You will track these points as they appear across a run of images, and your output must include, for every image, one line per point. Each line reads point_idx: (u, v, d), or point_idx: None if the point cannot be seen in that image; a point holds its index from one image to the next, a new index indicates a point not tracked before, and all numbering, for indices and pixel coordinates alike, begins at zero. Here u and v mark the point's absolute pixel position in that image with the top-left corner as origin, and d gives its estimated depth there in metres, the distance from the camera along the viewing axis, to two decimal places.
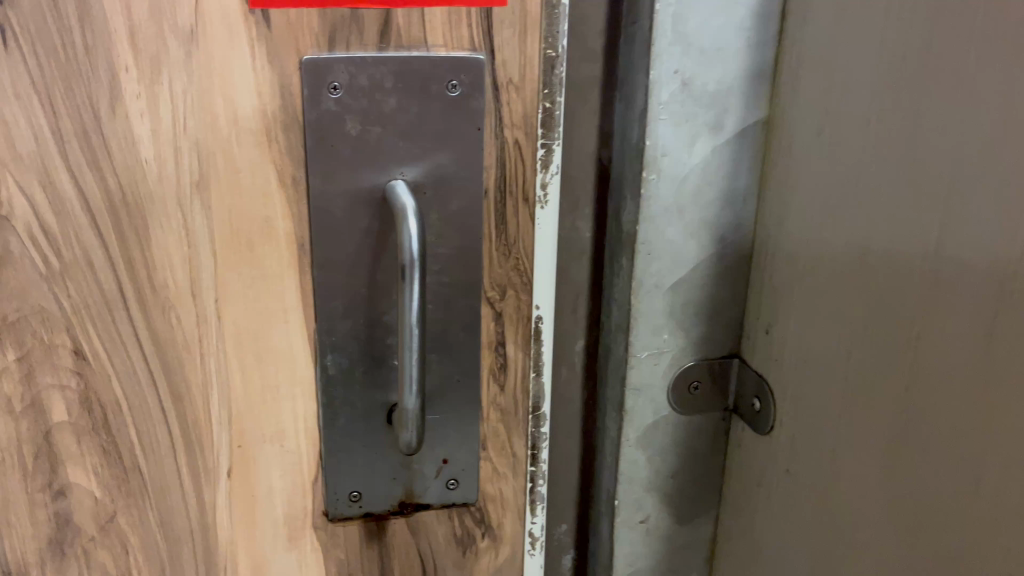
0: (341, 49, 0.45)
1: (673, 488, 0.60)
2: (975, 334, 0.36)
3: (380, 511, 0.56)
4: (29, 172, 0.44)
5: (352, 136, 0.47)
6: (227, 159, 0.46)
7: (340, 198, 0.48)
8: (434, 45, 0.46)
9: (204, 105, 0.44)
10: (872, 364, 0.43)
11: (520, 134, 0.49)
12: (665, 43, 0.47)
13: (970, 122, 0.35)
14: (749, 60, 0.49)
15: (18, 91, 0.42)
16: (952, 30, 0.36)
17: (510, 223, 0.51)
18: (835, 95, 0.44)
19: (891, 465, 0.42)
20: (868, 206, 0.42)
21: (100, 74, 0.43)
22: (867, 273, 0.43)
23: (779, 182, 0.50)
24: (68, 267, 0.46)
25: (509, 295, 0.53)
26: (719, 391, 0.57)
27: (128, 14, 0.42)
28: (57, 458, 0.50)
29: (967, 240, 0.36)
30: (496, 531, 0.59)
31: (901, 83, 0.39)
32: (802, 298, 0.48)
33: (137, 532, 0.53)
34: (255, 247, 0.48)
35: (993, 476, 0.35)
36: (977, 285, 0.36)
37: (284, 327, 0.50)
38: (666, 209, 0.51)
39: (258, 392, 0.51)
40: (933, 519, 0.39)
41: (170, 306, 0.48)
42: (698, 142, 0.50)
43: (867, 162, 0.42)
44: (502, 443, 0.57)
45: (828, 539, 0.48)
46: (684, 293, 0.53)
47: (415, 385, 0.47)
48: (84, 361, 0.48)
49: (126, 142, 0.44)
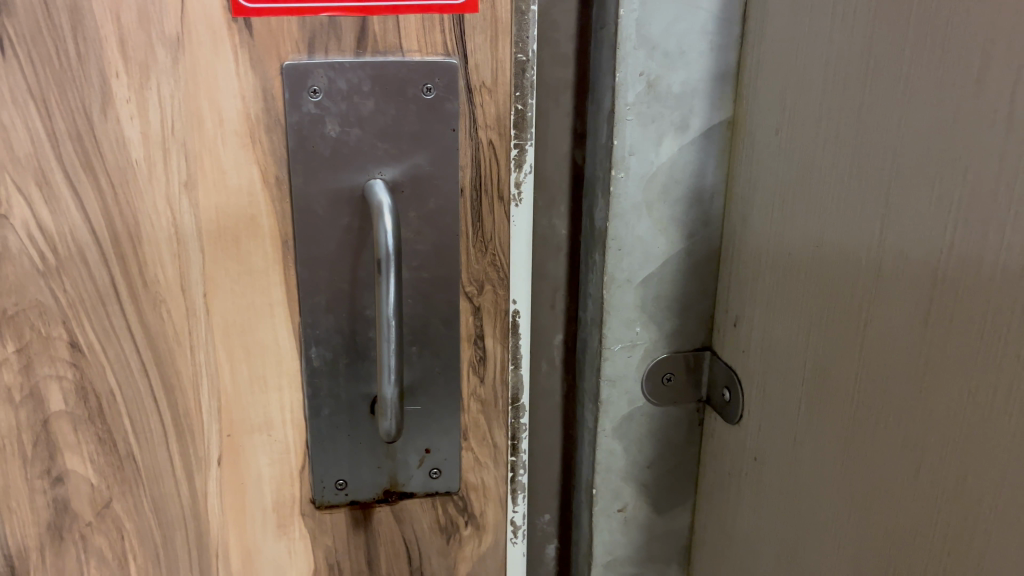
0: (320, 55, 0.47)
1: (650, 479, 0.61)
2: (912, 321, 0.38)
3: (366, 499, 0.58)
4: (26, 172, 0.46)
5: (332, 138, 0.49)
6: (213, 159, 0.48)
7: (321, 196, 0.50)
8: (409, 51, 0.48)
9: (191, 108, 0.47)
10: (826, 352, 0.45)
11: (494, 135, 0.51)
12: (629, 47, 0.49)
13: (904, 118, 0.37)
14: (712, 63, 0.51)
15: (15, 96, 0.45)
16: (888, 31, 0.38)
17: (486, 220, 0.53)
18: (790, 95, 0.46)
19: (845, 449, 0.44)
20: (821, 201, 0.44)
21: (92, 80, 0.45)
22: (821, 265, 0.44)
23: (743, 180, 0.52)
24: (64, 263, 0.49)
25: (487, 290, 0.55)
26: (692, 383, 0.59)
27: (118, 22, 0.45)
28: (54, 446, 0.52)
29: (905, 232, 0.38)
30: (479, 519, 0.61)
31: (847, 83, 0.41)
32: (765, 290, 0.50)
33: (132, 518, 0.55)
34: (241, 244, 0.50)
35: (931, 457, 0.37)
36: (912, 274, 0.38)
37: (270, 320, 0.53)
38: (635, 206, 0.53)
39: (246, 383, 0.54)
40: (881, 501, 0.41)
41: (161, 300, 0.51)
42: (665, 142, 0.52)
43: (819, 159, 0.44)
44: (483, 434, 0.59)
45: (791, 524, 0.49)
46: (655, 287, 0.56)
47: (393, 375, 0.49)
48: (80, 353, 0.51)
49: (118, 144, 0.47)
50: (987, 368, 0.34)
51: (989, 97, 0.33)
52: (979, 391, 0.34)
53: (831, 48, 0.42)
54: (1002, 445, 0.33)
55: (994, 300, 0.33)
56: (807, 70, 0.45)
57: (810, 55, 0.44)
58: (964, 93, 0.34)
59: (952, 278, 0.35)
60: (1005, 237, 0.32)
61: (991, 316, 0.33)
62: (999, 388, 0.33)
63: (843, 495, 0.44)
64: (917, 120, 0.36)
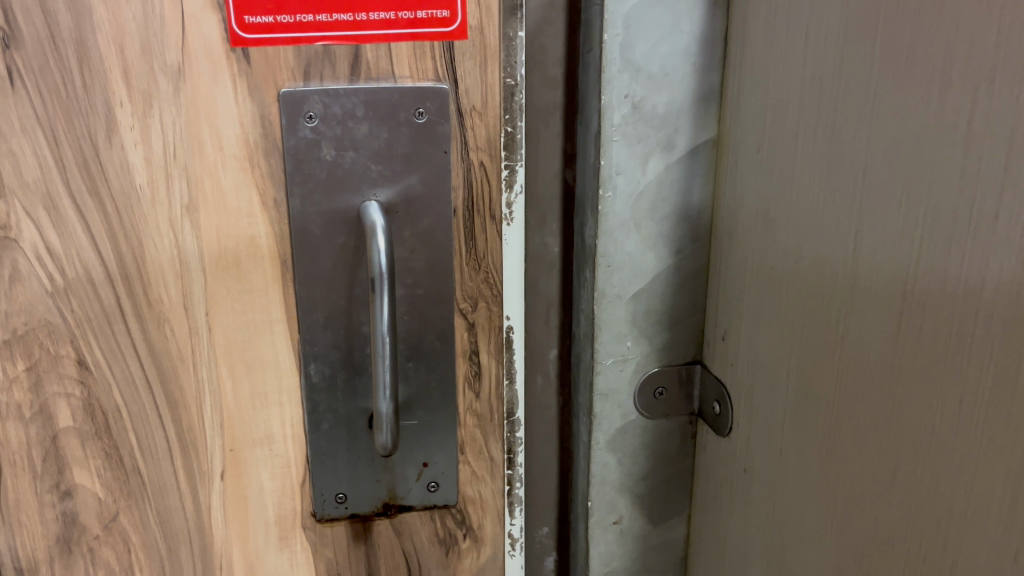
0: (315, 82, 0.49)
1: (645, 491, 0.63)
2: (886, 332, 0.39)
3: (366, 512, 0.59)
4: (34, 198, 0.48)
5: (327, 161, 0.51)
6: (213, 182, 0.50)
7: (317, 217, 0.52)
8: (401, 77, 0.50)
9: (192, 134, 0.49)
10: (808, 363, 0.46)
11: (485, 157, 0.53)
12: (614, 70, 0.51)
13: (874, 135, 0.38)
14: (695, 84, 0.53)
15: (25, 125, 0.47)
16: (856, 54, 0.40)
17: (478, 239, 0.55)
18: (769, 114, 0.48)
19: (827, 459, 0.45)
20: (800, 216, 0.45)
21: (97, 108, 0.47)
22: (801, 279, 0.46)
23: (728, 196, 0.53)
24: (71, 284, 0.51)
25: (481, 307, 0.56)
26: (684, 396, 0.60)
27: (121, 54, 0.47)
28: (63, 461, 0.54)
29: (877, 247, 0.39)
30: (477, 532, 0.62)
31: (821, 103, 0.43)
32: (751, 304, 0.52)
33: (139, 531, 0.57)
34: (242, 264, 0.52)
35: (906, 466, 0.38)
36: (884, 286, 0.38)
37: (270, 338, 0.54)
38: (624, 223, 0.54)
39: (248, 399, 0.55)
40: (861, 509, 0.42)
41: (165, 319, 0.52)
42: (651, 161, 0.53)
43: (796, 176, 0.45)
44: (479, 448, 0.60)
45: (779, 533, 0.50)
46: (645, 302, 0.57)
47: (388, 390, 0.51)
48: (87, 371, 0.52)
49: (123, 169, 0.49)
50: (954, 378, 0.34)
51: (948, 116, 0.34)
52: (948, 400, 0.35)
53: (805, 69, 0.44)
54: (970, 452, 0.34)
55: (958, 312, 0.34)
56: (784, 90, 0.46)
57: (786, 76, 0.46)
58: (927, 111, 0.35)
59: (920, 290, 0.36)
60: (967, 250, 0.33)
61: (956, 328, 0.34)
62: (965, 397, 0.34)
63: (826, 503, 0.45)
64: (885, 138, 0.38)
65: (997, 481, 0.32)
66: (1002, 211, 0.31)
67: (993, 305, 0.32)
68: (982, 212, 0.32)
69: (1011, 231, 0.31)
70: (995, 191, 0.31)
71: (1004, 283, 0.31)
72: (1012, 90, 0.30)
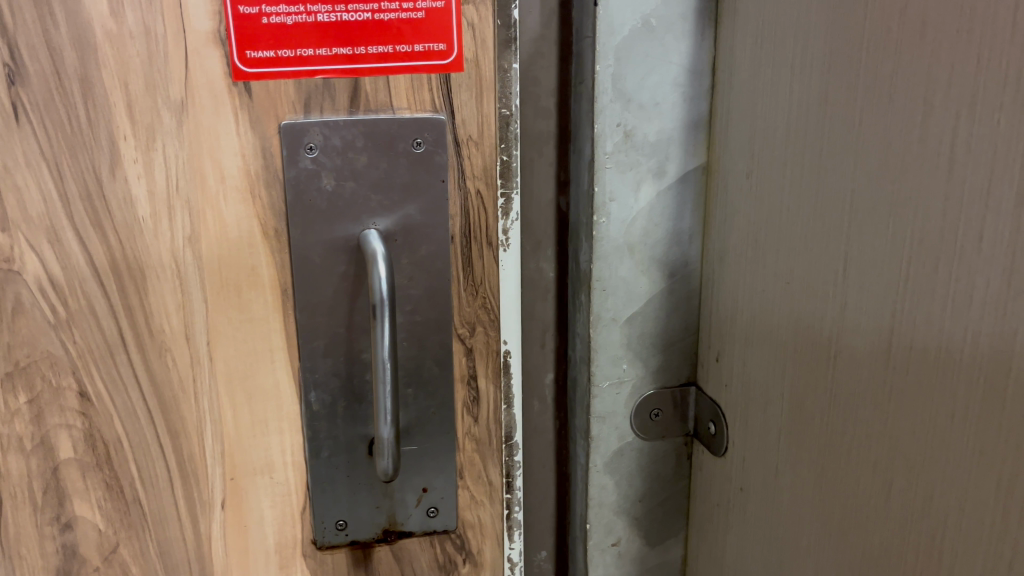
0: (315, 114, 0.51)
1: (642, 512, 0.63)
2: (876, 350, 0.40)
3: (366, 539, 0.60)
4: (37, 231, 0.49)
5: (327, 191, 0.52)
6: (215, 214, 0.51)
7: (316, 247, 0.53)
8: (400, 108, 0.52)
9: (193, 166, 0.50)
10: (800, 382, 0.47)
11: (481, 185, 0.55)
12: (606, 99, 0.52)
13: (859, 160, 0.40)
14: (685, 112, 0.54)
15: (29, 159, 0.48)
16: (840, 85, 0.41)
17: (476, 265, 0.56)
18: (757, 141, 0.49)
19: (821, 474, 0.46)
20: (789, 237, 0.47)
21: (101, 142, 0.48)
22: (791, 301, 0.47)
23: (719, 221, 0.55)
24: (73, 315, 0.51)
25: (478, 331, 0.57)
26: (680, 417, 0.62)
27: (125, 89, 0.48)
28: (64, 493, 0.54)
29: (866, 268, 0.40)
30: (476, 556, 0.63)
31: (808, 131, 0.44)
32: (743, 324, 0.53)
33: (138, 562, 0.57)
34: (243, 293, 0.53)
35: (900, 481, 0.39)
36: (875, 307, 0.40)
37: (271, 366, 0.55)
38: (618, 248, 0.56)
39: (249, 427, 0.56)
40: (857, 524, 0.43)
41: (167, 349, 0.53)
42: (643, 187, 0.55)
43: (784, 202, 0.47)
44: (478, 471, 0.61)
45: (776, 550, 0.51)
46: (639, 326, 0.58)
47: (389, 415, 0.51)
48: (89, 402, 0.53)
49: (126, 203, 0.50)
50: (945, 394, 0.35)
51: (931, 143, 0.35)
52: (939, 415, 0.36)
53: (791, 98, 0.45)
54: (963, 464, 0.35)
55: (947, 329, 0.35)
56: (771, 118, 0.48)
57: (773, 104, 0.47)
58: (909, 137, 0.36)
59: (909, 311, 0.37)
60: (954, 270, 0.35)
61: (945, 344, 0.35)
62: (956, 413, 0.35)
63: (822, 519, 0.46)
64: (870, 164, 0.39)
65: (990, 492, 0.33)
66: (987, 230, 0.33)
67: (981, 321, 0.33)
68: (967, 232, 0.34)
69: (994, 250, 0.32)
70: (980, 214, 0.33)
71: (991, 301, 0.32)
72: (992, 116, 0.32)
